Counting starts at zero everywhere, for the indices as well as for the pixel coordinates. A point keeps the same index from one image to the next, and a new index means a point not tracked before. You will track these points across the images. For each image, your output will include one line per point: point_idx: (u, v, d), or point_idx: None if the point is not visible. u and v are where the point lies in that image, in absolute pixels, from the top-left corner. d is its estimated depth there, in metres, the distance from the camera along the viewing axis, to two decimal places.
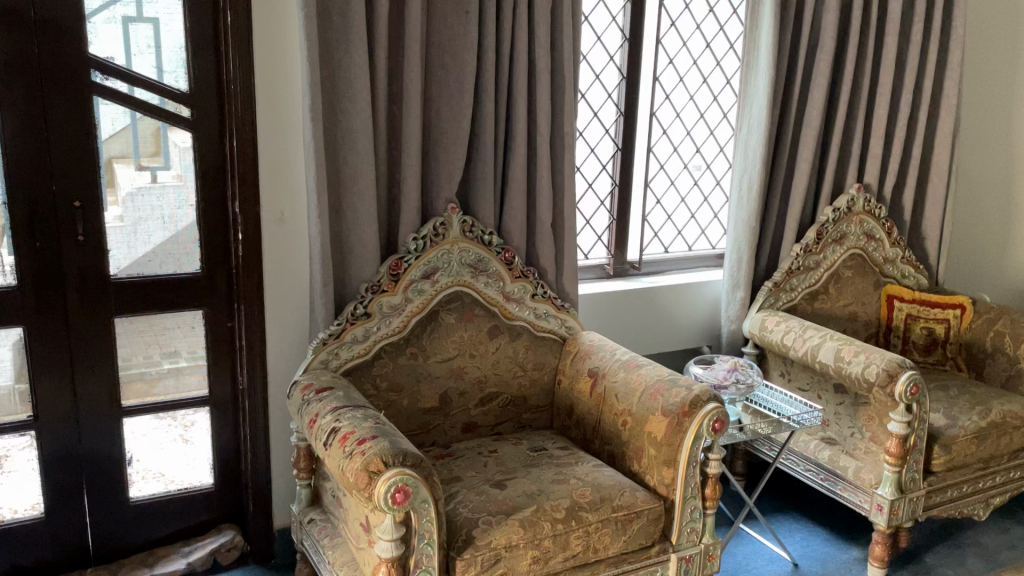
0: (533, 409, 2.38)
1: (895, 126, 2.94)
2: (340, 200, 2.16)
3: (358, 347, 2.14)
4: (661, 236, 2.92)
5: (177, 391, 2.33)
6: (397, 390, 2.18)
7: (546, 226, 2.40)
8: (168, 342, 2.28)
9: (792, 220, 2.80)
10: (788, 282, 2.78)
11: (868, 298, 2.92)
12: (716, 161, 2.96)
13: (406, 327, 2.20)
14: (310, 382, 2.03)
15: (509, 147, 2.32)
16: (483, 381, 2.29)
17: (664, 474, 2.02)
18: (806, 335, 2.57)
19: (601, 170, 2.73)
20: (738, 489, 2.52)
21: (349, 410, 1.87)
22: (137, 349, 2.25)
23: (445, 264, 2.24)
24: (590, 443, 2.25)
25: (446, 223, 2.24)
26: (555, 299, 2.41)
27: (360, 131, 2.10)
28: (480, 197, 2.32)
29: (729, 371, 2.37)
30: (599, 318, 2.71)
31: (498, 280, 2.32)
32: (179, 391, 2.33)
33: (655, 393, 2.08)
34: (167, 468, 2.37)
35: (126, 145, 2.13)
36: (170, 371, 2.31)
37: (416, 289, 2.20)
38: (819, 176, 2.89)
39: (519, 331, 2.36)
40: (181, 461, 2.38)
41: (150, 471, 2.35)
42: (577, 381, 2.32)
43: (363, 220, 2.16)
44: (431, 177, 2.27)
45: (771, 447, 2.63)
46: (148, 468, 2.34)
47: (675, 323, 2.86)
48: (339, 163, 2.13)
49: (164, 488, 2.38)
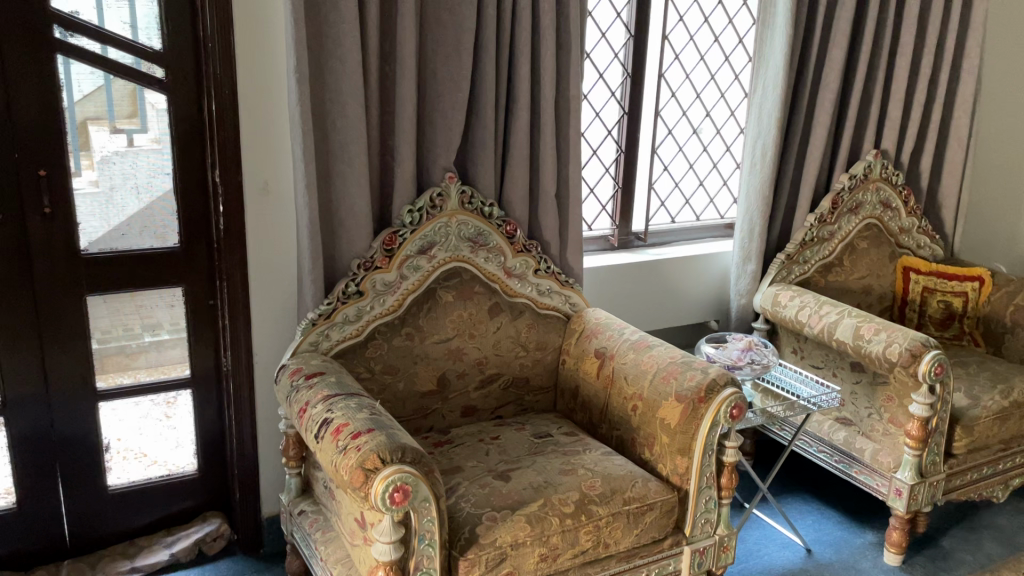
0: (536, 391, 2.25)
1: (915, 88, 2.78)
2: (330, 169, 1.99)
3: (349, 328, 1.99)
4: (667, 205, 2.77)
5: (158, 373, 2.18)
6: (391, 372, 2.04)
7: (550, 196, 2.25)
8: (149, 312, 2.12)
9: (807, 189, 2.65)
10: (801, 255, 2.64)
11: (884, 271, 2.79)
12: (726, 126, 2.80)
13: (401, 305, 2.06)
14: (300, 367, 1.89)
15: (511, 112, 2.16)
16: (483, 362, 2.16)
17: (678, 463, 1.91)
18: (822, 311, 2.44)
19: (607, 136, 2.57)
20: (750, 472, 2.41)
21: (343, 398, 1.73)
22: (116, 321, 2.09)
23: (443, 239, 2.09)
24: (597, 428, 2.13)
25: (444, 194, 2.08)
26: (559, 275, 2.27)
27: (350, 94, 1.93)
28: (480, 165, 2.15)
29: (743, 352, 2.24)
30: (603, 293, 2.57)
31: (499, 255, 2.17)
32: (161, 366, 2.18)
33: (667, 376, 1.96)
34: (147, 457, 2.23)
35: (99, 107, 1.96)
36: (151, 344, 2.15)
37: (412, 265, 2.05)
38: (834, 141, 2.74)
39: (521, 309, 2.22)
40: (165, 442, 2.24)
41: (131, 451, 2.21)
42: (582, 362, 2.19)
43: (353, 190, 2.00)
44: (427, 143, 2.10)
45: (783, 427, 2.51)
46: (129, 448, 2.20)
47: (681, 295, 2.72)
48: (328, 128, 1.96)
49: (145, 470, 2.24)
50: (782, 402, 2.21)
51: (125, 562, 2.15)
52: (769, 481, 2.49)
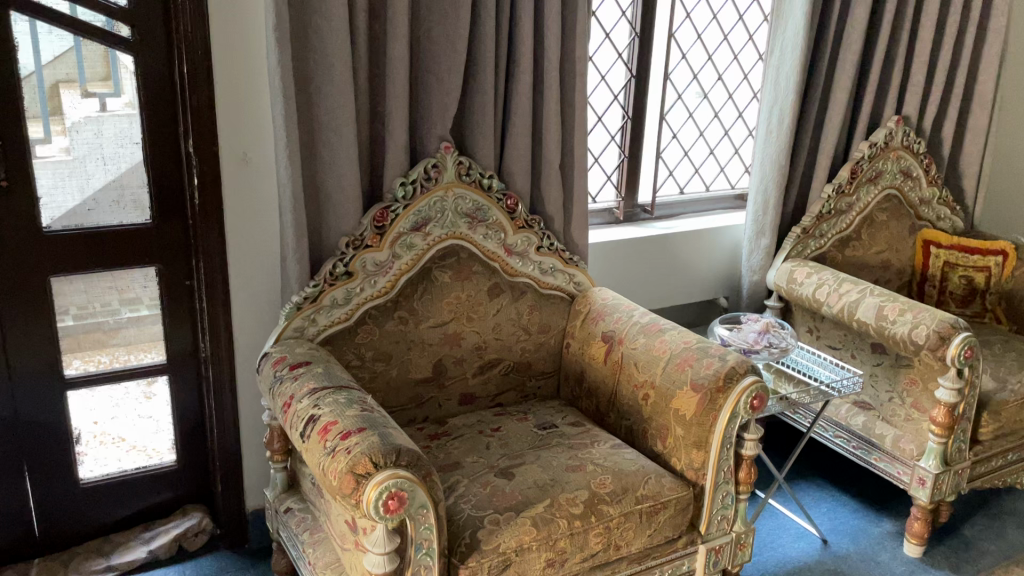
0: (538, 376, 2.11)
1: (940, 50, 2.61)
2: (315, 138, 1.82)
3: (338, 311, 1.84)
4: (676, 175, 2.61)
5: (133, 359, 2.02)
6: (384, 359, 1.89)
7: (554, 167, 2.08)
8: (128, 286, 1.96)
9: (825, 158, 2.49)
10: (817, 228, 2.49)
11: (903, 245, 2.64)
12: (739, 91, 2.62)
13: (394, 287, 1.90)
14: (284, 356, 1.73)
15: (512, 75, 1.98)
16: (482, 347, 2.01)
17: (693, 457, 1.77)
18: (842, 289, 2.29)
19: (613, 101, 2.40)
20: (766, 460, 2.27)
21: (331, 391, 1.59)
22: (93, 296, 1.93)
23: (439, 214, 1.93)
24: (604, 417, 1.99)
25: (439, 165, 1.91)
26: (563, 252, 2.12)
27: (336, 55, 1.75)
28: (478, 132, 1.98)
29: (760, 334, 2.08)
30: (609, 270, 2.42)
31: (498, 232, 2.01)
32: (140, 342, 2.02)
33: (682, 364, 1.82)
34: (122, 448, 2.08)
35: (69, 71, 1.78)
36: (130, 320, 1.99)
37: (405, 243, 1.89)
38: (854, 106, 2.57)
39: (523, 290, 2.07)
40: (146, 427, 2.09)
41: (108, 436, 2.06)
42: (588, 346, 2.05)
43: (341, 162, 1.83)
44: (421, 109, 1.93)
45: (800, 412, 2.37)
46: (106, 432, 2.05)
47: (689, 271, 2.57)
48: (312, 93, 1.79)
49: (124, 455, 2.09)
50: (801, 388, 2.07)
51: (100, 561, 2.01)
52: (783, 468, 2.37)
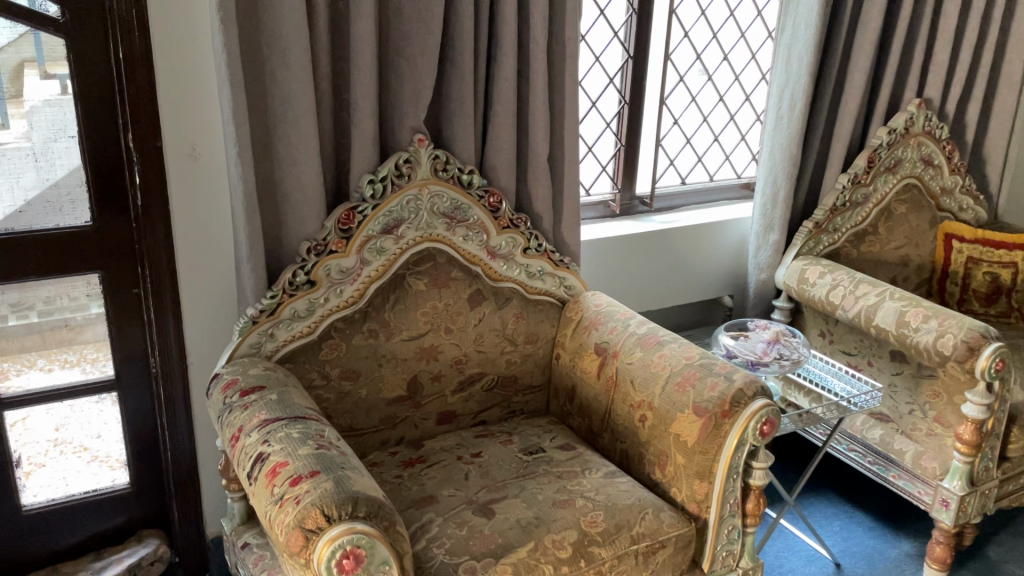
0: (525, 391, 1.92)
1: (965, 26, 2.39)
2: (270, 131, 1.61)
3: (299, 325, 1.65)
4: (677, 164, 2.40)
5: (79, 373, 1.83)
6: (352, 378, 1.70)
7: (542, 160, 1.87)
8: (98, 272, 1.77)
9: (840, 145, 2.28)
10: (831, 223, 2.29)
11: (923, 239, 2.44)
12: (747, 71, 2.40)
13: (363, 297, 1.70)
14: (236, 378, 1.54)
15: (495, 57, 1.76)
16: (463, 361, 1.82)
17: (695, 488, 1.59)
18: (859, 291, 2.08)
19: (608, 84, 2.19)
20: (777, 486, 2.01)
21: (285, 422, 1.39)
22: (62, 290, 1.75)
23: (412, 215, 1.72)
24: (597, 438, 1.81)
25: (413, 160, 1.71)
26: (552, 253, 1.92)
27: (292, 37, 1.54)
28: (456, 122, 1.76)
29: (769, 344, 1.88)
30: (604, 270, 2.23)
31: (480, 233, 1.81)
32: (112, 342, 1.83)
33: (683, 384, 1.63)
34: (72, 469, 1.90)
35: (24, 54, 1.59)
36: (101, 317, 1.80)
37: (374, 247, 1.70)
38: (872, 88, 2.35)
39: (508, 296, 1.88)
40: (111, 440, 1.91)
41: (71, 445, 1.88)
42: (579, 358, 1.86)
43: (300, 157, 1.62)
44: (391, 97, 1.72)
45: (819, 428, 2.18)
46: (69, 442, 1.87)
47: (691, 268, 2.38)
48: (266, 80, 1.58)
49: (86, 466, 1.91)
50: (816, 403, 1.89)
51: None
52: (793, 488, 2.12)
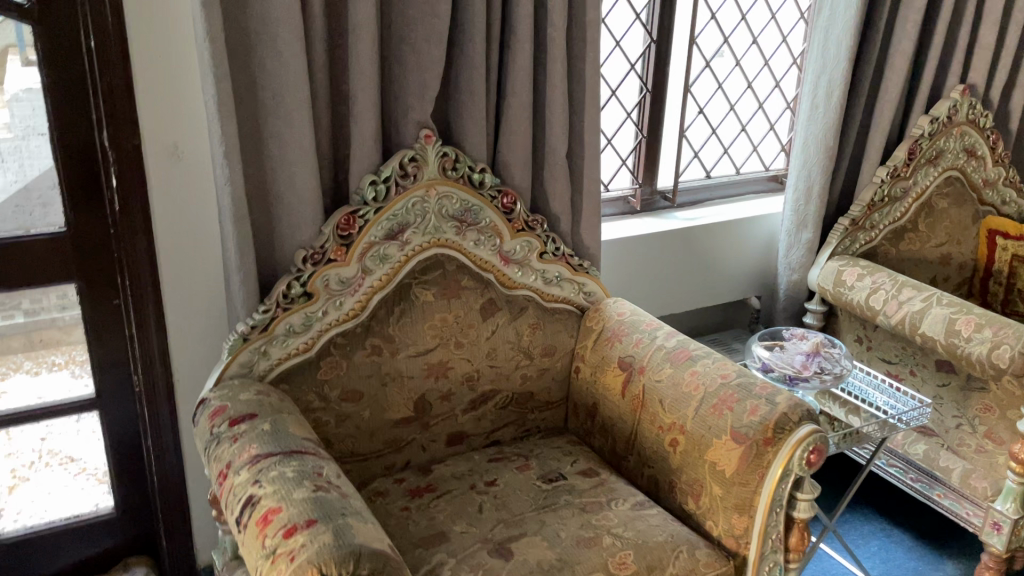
0: (542, 408, 1.77)
1: (1014, 5, 2.21)
2: (261, 127, 1.45)
3: (295, 341, 1.50)
4: (702, 156, 2.23)
5: (64, 390, 1.68)
6: (353, 399, 1.54)
7: (560, 157, 1.70)
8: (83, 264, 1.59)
9: (878, 136, 2.12)
10: (868, 219, 2.13)
11: (964, 235, 2.27)
12: (777, 56, 2.23)
13: (365, 309, 1.55)
14: (224, 405, 1.38)
15: (508, 43, 1.59)
16: (474, 378, 1.66)
17: (734, 522, 1.44)
18: (902, 295, 1.92)
19: (629, 71, 2.03)
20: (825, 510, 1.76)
21: (278, 459, 1.24)
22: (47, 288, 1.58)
23: (419, 218, 1.56)
24: (621, 461, 1.66)
25: (419, 158, 1.54)
26: (570, 257, 1.76)
27: (283, 22, 1.37)
28: (466, 116, 1.60)
29: (809, 357, 1.73)
30: (625, 272, 2.07)
31: (492, 237, 1.65)
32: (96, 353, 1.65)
33: (719, 406, 1.48)
34: (58, 487, 1.74)
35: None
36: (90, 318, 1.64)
37: (377, 255, 1.54)
38: (912, 74, 2.18)
39: (523, 305, 1.72)
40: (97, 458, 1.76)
41: (56, 456, 1.72)
42: (601, 373, 1.70)
43: (294, 156, 1.45)
44: (395, 88, 1.55)
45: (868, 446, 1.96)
46: (54, 452, 1.72)
47: (716, 268, 2.22)
48: (255, 71, 1.41)
49: (70, 479, 1.75)
50: (853, 415, 1.78)
51: None
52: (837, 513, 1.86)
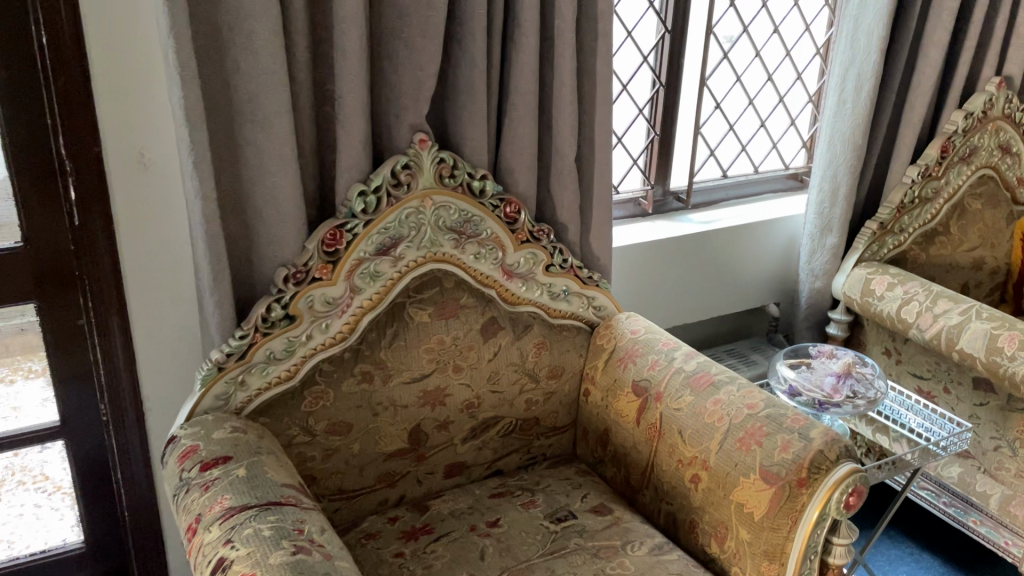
0: (547, 434, 1.63)
1: None
2: (236, 132, 1.29)
3: (275, 369, 1.35)
4: (718, 154, 2.08)
5: (39, 401, 1.51)
6: (342, 432, 1.40)
7: (568, 161, 1.55)
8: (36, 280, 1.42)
9: (909, 133, 1.96)
10: (897, 223, 1.98)
11: (998, 238, 2.13)
12: (799, 46, 2.08)
13: (354, 331, 1.40)
14: (196, 445, 1.24)
15: (512, 37, 1.43)
16: (475, 404, 1.52)
17: (763, 570, 1.30)
18: (937, 307, 1.77)
19: (641, 64, 1.87)
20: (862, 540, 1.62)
21: (254, 514, 1.09)
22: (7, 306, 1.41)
23: (413, 231, 1.41)
24: (635, 494, 1.52)
25: (413, 165, 1.39)
26: (579, 270, 1.62)
27: (259, 16, 1.21)
28: (465, 118, 1.44)
29: (839, 379, 1.58)
30: (636, 281, 1.92)
31: (494, 250, 1.50)
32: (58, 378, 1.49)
33: (745, 439, 1.34)
34: (29, 508, 1.59)
35: None
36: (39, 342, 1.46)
37: (367, 272, 1.39)
38: (945, 65, 2.02)
39: (527, 322, 1.58)
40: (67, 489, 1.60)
41: (28, 475, 1.57)
42: (613, 397, 1.56)
43: (273, 165, 1.30)
44: (386, 87, 1.39)
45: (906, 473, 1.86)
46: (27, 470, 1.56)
47: (733, 275, 2.07)
48: (228, 70, 1.25)
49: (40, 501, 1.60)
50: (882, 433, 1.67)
51: None
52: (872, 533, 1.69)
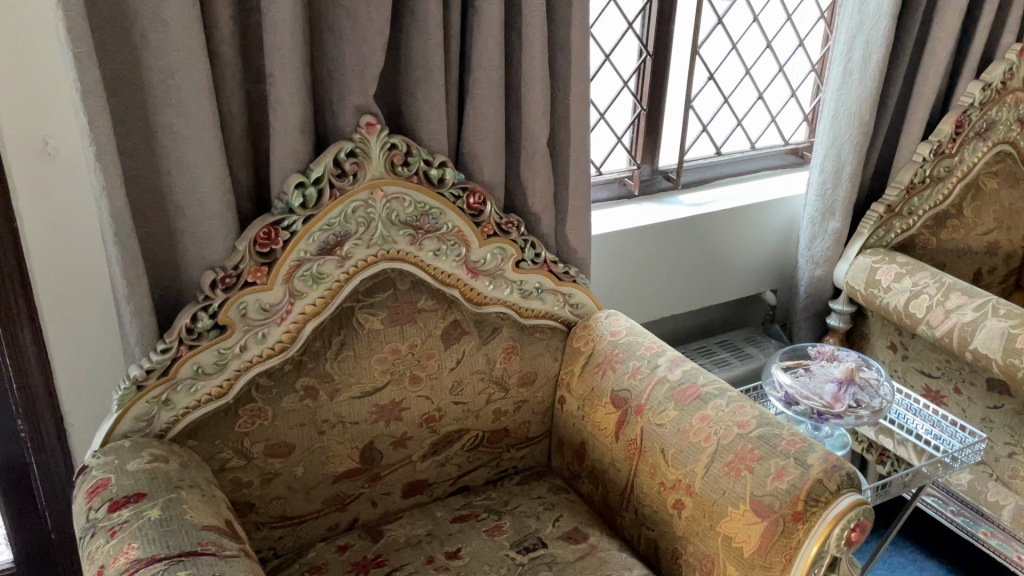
0: (519, 446, 1.48)
1: None
2: (150, 119, 1.12)
3: (205, 386, 1.19)
4: (712, 130, 1.90)
5: None
6: (283, 454, 1.25)
7: (539, 145, 1.37)
8: None
9: (920, 106, 1.79)
10: (906, 205, 1.81)
11: (1015, 221, 1.97)
12: (801, 10, 1.89)
13: (295, 341, 1.24)
14: (108, 479, 1.08)
15: (474, 4, 1.25)
16: (436, 418, 1.37)
17: None
18: (950, 302, 1.61)
19: (626, 31, 1.69)
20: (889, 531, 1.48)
21: (163, 569, 0.94)
22: None
23: (361, 227, 1.24)
24: (613, 515, 1.38)
25: (359, 153, 1.21)
26: (554, 264, 1.45)
27: None
28: (419, 97, 1.26)
29: (841, 387, 1.42)
30: (620, 271, 1.76)
31: (456, 245, 1.33)
32: None
33: (735, 463, 1.18)
34: None
35: None
36: None
37: (309, 275, 1.22)
38: (962, 29, 1.83)
39: (495, 324, 1.42)
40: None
41: None
42: (589, 408, 1.40)
43: (194, 156, 1.13)
44: (327, 63, 1.21)
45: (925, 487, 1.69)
46: None
47: (726, 262, 1.91)
48: (136, 46, 1.07)
49: None
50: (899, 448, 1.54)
51: None
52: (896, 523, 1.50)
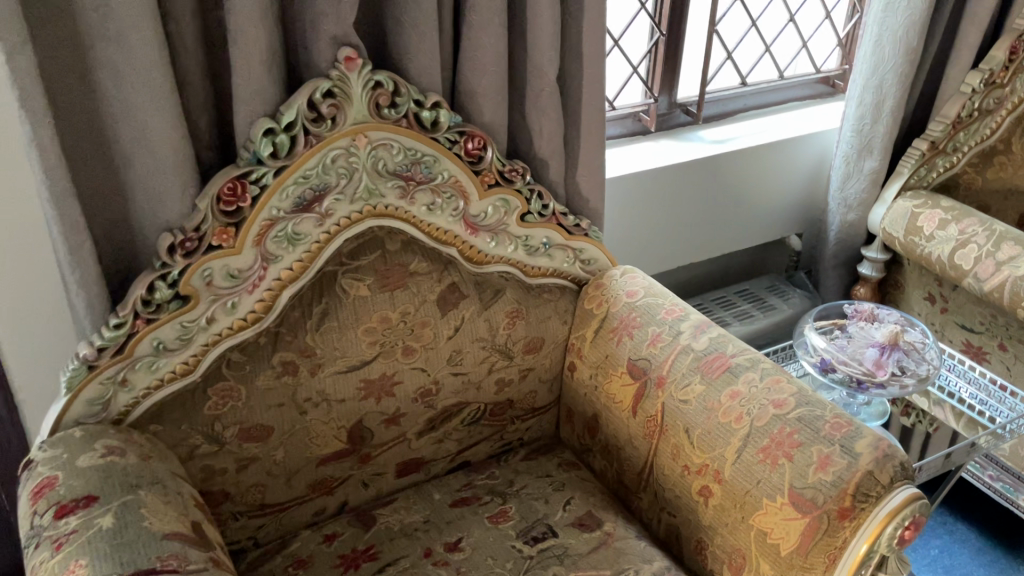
0: (524, 417, 1.34)
1: None
2: (84, 53, 0.93)
3: (168, 364, 1.04)
4: (737, 57, 1.71)
5: None
6: (261, 437, 1.11)
7: (547, 80, 1.19)
8: None
9: (972, 30, 1.59)
10: (951, 141, 1.64)
11: None
12: None
13: (271, 310, 1.09)
14: (55, 478, 0.93)
15: None
16: (432, 391, 1.22)
17: None
18: (1002, 252, 1.44)
19: None
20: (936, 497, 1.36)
21: None
22: None
23: (342, 179, 1.07)
24: (629, 495, 1.25)
25: (337, 92, 1.03)
26: (563, 215, 1.29)
27: None
28: (408, 26, 1.07)
29: (883, 352, 1.27)
30: (635, 218, 1.59)
31: (453, 198, 1.17)
32: None
33: (771, 449, 1.04)
34: None
35: None
36: None
37: (283, 235, 1.06)
38: None
39: (497, 285, 1.26)
40: None
41: None
42: (604, 377, 1.26)
43: (140, 99, 0.95)
44: None
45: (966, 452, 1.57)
46: None
47: (749, 204, 1.75)
48: None
49: None
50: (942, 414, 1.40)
51: None
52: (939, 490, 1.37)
